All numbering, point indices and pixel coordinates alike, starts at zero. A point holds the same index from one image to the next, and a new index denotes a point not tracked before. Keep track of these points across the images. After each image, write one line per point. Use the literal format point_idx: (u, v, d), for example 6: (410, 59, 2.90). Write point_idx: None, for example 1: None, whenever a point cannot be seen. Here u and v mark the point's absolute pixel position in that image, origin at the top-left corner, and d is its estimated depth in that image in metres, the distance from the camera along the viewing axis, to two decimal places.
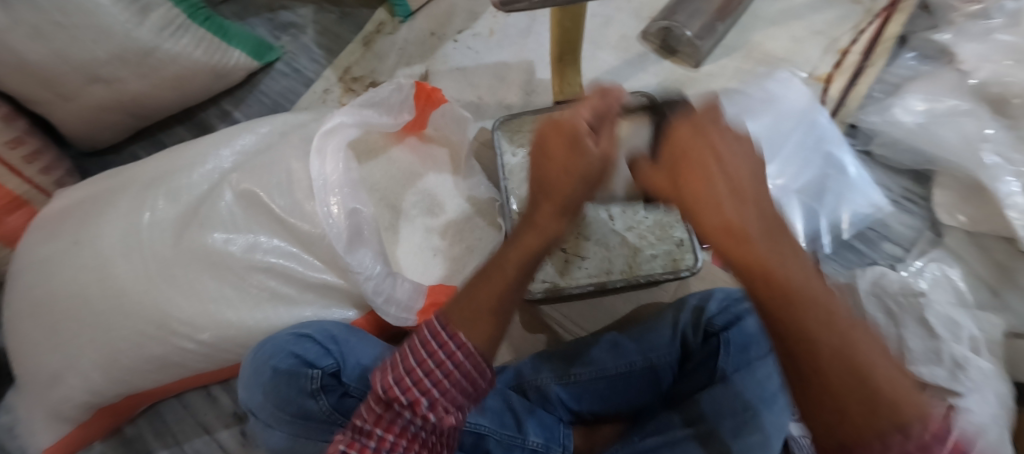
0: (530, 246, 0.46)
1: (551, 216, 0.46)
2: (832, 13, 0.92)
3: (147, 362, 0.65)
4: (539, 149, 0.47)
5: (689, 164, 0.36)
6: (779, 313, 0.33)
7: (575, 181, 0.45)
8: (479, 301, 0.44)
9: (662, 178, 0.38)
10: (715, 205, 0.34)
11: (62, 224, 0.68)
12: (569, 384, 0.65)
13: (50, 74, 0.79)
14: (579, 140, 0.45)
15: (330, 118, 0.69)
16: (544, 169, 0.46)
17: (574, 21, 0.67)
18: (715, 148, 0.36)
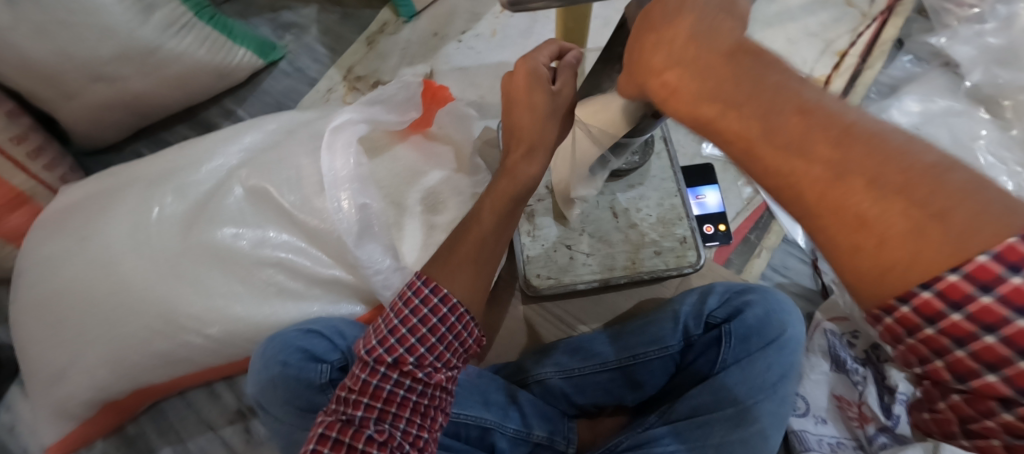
0: (508, 187, 0.54)
1: (524, 157, 0.53)
2: (827, 17, 0.94)
3: (154, 358, 0.66)
4: (508, 101, 0.54)
5: (641, 57, 0.38)
6: (752, 169, 0.33)
7: (543, 122, 0.52)
8: (460, 254, 0.52)
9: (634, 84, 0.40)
10: (670, 90, 0.36)
11: (69, 219, 0.68)
12: (571, 377, 0.66)
13: (54, 72, 0.79)
14: (538, 78, 0.51)
15: (339, 115, 0.70)
16: (512, 118, 0.53)
17: (577, 21, 0.66)
18: (658, 31, 0.37)
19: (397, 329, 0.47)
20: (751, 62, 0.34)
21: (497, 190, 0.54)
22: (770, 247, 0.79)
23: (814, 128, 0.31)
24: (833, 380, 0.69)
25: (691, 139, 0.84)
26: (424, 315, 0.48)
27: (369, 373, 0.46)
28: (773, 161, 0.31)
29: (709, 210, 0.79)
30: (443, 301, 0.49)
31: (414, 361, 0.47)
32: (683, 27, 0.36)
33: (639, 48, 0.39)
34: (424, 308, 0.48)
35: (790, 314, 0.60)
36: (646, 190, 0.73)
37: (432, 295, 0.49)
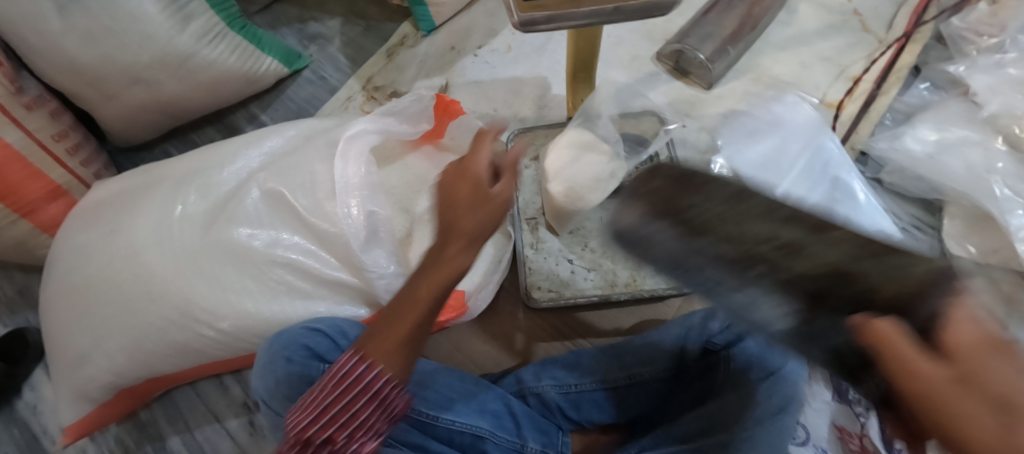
0: (446, 264, 0.46)
1: (463, 247, 0.47)
2: (840, 41, 0.89)
3: (168, 347, 0.69)
4: (450, 179, 0.51)
5: (989, 374, 0.28)
6: None
7: (482, 211, 0.48)
8: (391, 339, 0.45)
9: (924, 368, 0.29)
10: None
11: (102, 212, 0.72)
12: (569, 392, 0.67)
13: (96, 75, 0.85)
14: (479, 179, 0.50)
15: (354, 125, 0.73)
16: (452, 199, 0.49)
17: (589, 41, 0.74)
18: (977, 377, 0.28)
19: (330, 404, 0.44)
20: None
21: (436, 264, 0.46)
22: None
23: None
24: (837, 410, 0.66)
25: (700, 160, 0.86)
26: (357, 391, 0.44)
27: (301, 443, 0.44)
28: None
29: None
30: (376, 376, 0.44)
31: (345, 436, 0.44)
32: None
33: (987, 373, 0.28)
34: (357, 383, 0.44)
35: None
36: None
37: (366, 372, 0.44)
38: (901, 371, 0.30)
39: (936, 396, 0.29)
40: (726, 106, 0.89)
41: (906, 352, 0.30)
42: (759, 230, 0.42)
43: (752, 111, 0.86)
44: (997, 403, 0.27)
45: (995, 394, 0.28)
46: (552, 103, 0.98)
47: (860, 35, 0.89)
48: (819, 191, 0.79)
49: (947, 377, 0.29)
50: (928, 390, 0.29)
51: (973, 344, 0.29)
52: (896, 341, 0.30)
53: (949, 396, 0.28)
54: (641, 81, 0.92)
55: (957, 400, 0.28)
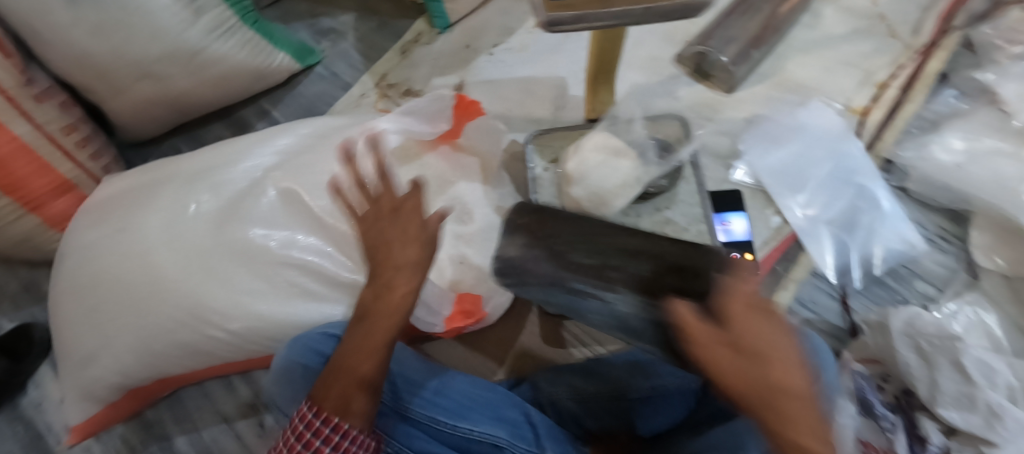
0: (389, 309, 0.49)
1: (400, 287, 0.49)
2: (865, 45, 0.87)
3: (178, 348, 0.67)
4: (382, 219, 0.53)
5: (745, 320, 0.36)
6: None
7: (416, 250, 0.50)
8: (342, 386, 0.48)
9: (700, 327, 0.37)
10: (778, 375, 0.33)
11: (112, 209, 0.71)
12: (586, 402, 0.65)
13: (105, 68, 0.83)
14: (412, 217, 0.52)
15: (377, 124, 0.73)
16: (387, 244, 0.51)
17: (612, 42, 0.72)
18: (739, 320, 0.36)
19: None
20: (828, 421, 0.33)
21: (380, 312, 0.49)
22: (797, 280, 0.77)
23: None
24: (862, 425, 0.62)
25: (719, 165, 0.83)
26: (317, 447, 0.46)
27: None
28: None
29: (736, 237, 0.77)
30: (334, 431, 0.46)
31: None
32: (788, 346, 0.35)
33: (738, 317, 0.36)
34: (316, 440, 0.46)
35: (826, 354, 0.57)
36: (673, 215, 0.72)
37: (323, 427, 0.46)
38: (693, 344, 0.37)
39: (700, 345, 0.37)
40: (748, 110, 0.86)
41: (699, 330, 0.37)
42: (609, 244, 0.60)
43: (774, 115, 0.84)
44: (758, 354, 0.34)
45: (756, 346, 0.35)
46: (570, 104, 0.94)
47: (885, 40, 0.87)
48: (841, 201, 0.78)
49: (723, 342, 0.36)
50: (707, 353, 0.36)
51: (741, 306, 0.36)
52: (688, 319, 0.37)
53: (708, 340, 0.36)
54: (660, 83, 0.90)
55: (727, 360, 0.35)
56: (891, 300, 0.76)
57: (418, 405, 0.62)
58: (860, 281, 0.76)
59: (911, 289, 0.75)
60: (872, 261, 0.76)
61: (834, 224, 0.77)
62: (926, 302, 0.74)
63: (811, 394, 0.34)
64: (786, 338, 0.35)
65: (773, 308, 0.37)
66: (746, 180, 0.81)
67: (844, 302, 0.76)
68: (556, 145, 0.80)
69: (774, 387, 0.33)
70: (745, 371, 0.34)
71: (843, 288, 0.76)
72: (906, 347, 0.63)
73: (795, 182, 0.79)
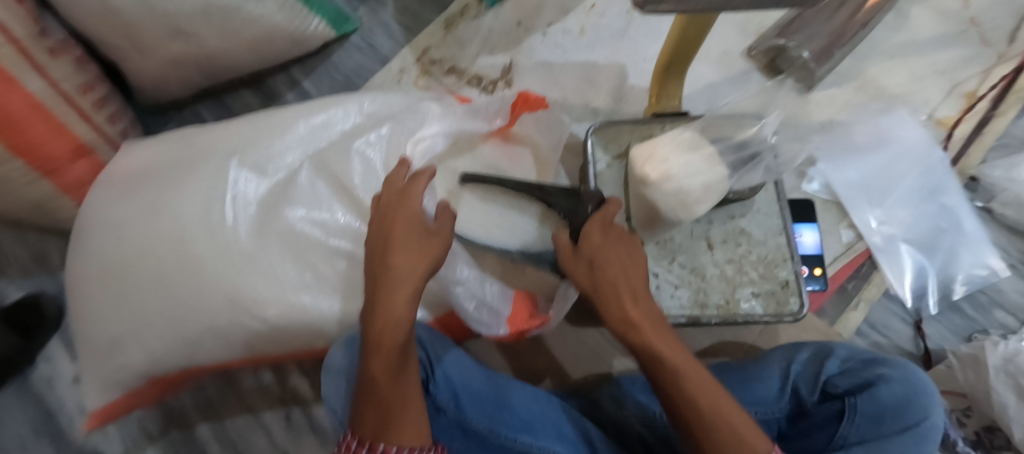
0: (388, 327, 0.48)
1: (400, 295, 0.48)
2: (955, 52, 0.81)
3: (210, 338, 0.62)
4: (380, 235, 0.52)
5: (605, 256, 0.48)
6: (662, 351, 0.44)
7: (408, 254, 0.49)
8: (371, 405, 0.49)
9: (580, 262, 0.49)
10: (620, 278, 0.47)
11: (143, 180, 0.65)
12: (654, 422, 0.60)
13: (131, 24, 0.76)
14: (410, 223, 0.51)
15: (425, 126, 0.65)
16: (387, 257, 0.49)
17: (699, 31, 0.65)
18: (606, 245, 0.48)
19: None
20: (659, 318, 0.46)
21: (381, 333, 0.48)
22: (870, 300, 0.72)
23: (690, 368, 0.44)
24: None
25: (792, 173, 0.78)
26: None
27: None
28: (667, 356, 0.44)
29: (807, 251, 0.72)
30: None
31: None
32: (626, 253, 0.48)
33: (594, 241, 0.49)
34: None
35: (935, 398, 0.49)
36: (749, 225, 0.67)
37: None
38: (573, 273, 0.50)
39: (574, 274, 0.49)
40: (826, 114, 0.80)
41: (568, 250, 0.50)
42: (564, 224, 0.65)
43: (852, 123, 0.78)
44: (600, 265, 0.47)
45: (596, 256, 0.48)
46: (629, 95, 0.91)
47: (977, 47, 0.81)
48: (924, 219, 0.73)
49: (582, 261, 0.49)
50: (575, 272, 0.49)
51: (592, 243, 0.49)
52: (563, 242, 0.51)
53: (567, 259, 0.50)
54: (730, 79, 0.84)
55: (578, 269, 0.49)
56: (969, 328, 0.71)
57: (477, 419, 0.58)
58: (937, 307, 0.72)
59: (990, 318, 0.71)
60: (952, 286, 0.71)
61: (913, 244, 0.72)
62: (1007, 334, 0.70)
63: (632, 287, 0.46)
64: (623, 255, 0.48)
65: (627, 239, 0.50)
66: (819, 192, 0.76)
67: (917, 327, 0.72)
68: (622, 140, 0.74)
69: (601, 284, 0.47)
70: (602, 275, 0.47)
71: (917, 313, 0.72)
72: (1005, 386, 0.57)
73: (875, 196, 0.74)
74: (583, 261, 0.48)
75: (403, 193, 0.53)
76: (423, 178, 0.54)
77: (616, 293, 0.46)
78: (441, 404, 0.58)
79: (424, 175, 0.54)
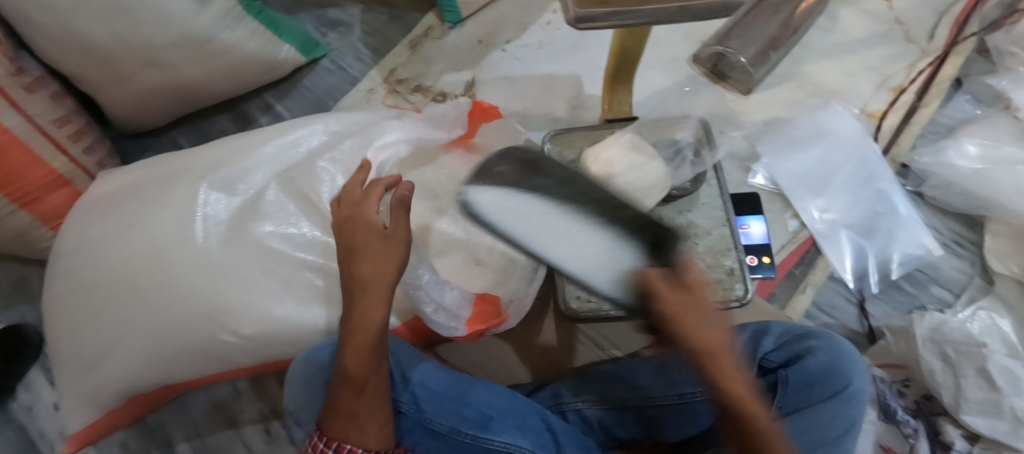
0: (363, 324, 0.52)
1: (372, 301, 0.52)
2: (885, 50, 0.88)
3: (188, 353, 0.64)
4: (346, 246, 0.55)
5: (707, 306, 0.37)
6: (772, 428, 0.35)
7: (373, 262, 0.53)
8: (341, 409, 0.52)
9: (685, 310, 0.36)
10: (719, 335, 0.37)
11: (117, 205, 0.67)
12: (609, 409, 0.65)
13: (106, 55, 0.79)
14: (374, 234, 0.54)
15: (384, 134, 0.71)
16: (354, 267, 0.53)
17: (637, 41, 0.70)
18: (700, 289, 0.37)
19: None
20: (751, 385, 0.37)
21: (355, 331, 0.52)
22: (815, 284, 0.76)
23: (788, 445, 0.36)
24: (884, 431, 0.62)
25: (738, 168, 0.82)
26: None
27: None
28: (776, 434, 0.35)
29: (754, 241, 0.77)
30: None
31: None
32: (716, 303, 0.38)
33: (693, 285, 0.37)
34: None
35: (858, 365, 0.54)
36: (696, 218, 0.72)
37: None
38: (684, 328, 0.36)
39: (681, 325, 0.36)
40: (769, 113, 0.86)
41: (676, 289, 0.36)
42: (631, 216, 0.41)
43: (794, 118, 0.84)
44: (710, 319, 0.37)
45: (704, 308, 0.37)
46: (587, 103, 0.96)
47: (903, 45, 0.88)
48: (861, 205, 0.78)
49: (688, 306, 0.36)
50: (681, 328, 0.36)
51: (695, 294, 0.36)
52: (662, 287, 0.36)
53: (667, 301, 0.36)
54: (680, 83, 0.90)
55: (687, 317, 0.36)
56: (909, 304, 0.75)
57: (439, 416, 0.62)
58: (878, 286, 0.76)
59: (928, 294, 0.75)
60: (890, 266, 0.76)
61: (853, 229, 0.77)
62: (943, 307, 0.74)
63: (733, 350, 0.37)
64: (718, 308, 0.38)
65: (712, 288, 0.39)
66: (764, 184, 0.81)
67: (861, 307, 0.76)
68: (576, 146, 0.79)
69: (715, 348, 0.36)
70: (708, 331, 0.36)
71: (860, 293, 0.76)
72: (931, 353, 0.62)
73: (816, 186, 0.79)
74: (689, 307, 0.36)
75: (361, 202, 0.57)
76: (379, 186, 0.58)
77: (725, 355, 0.36)
78: (404, 404, 0.62)
79: (379, 186, 0.58)
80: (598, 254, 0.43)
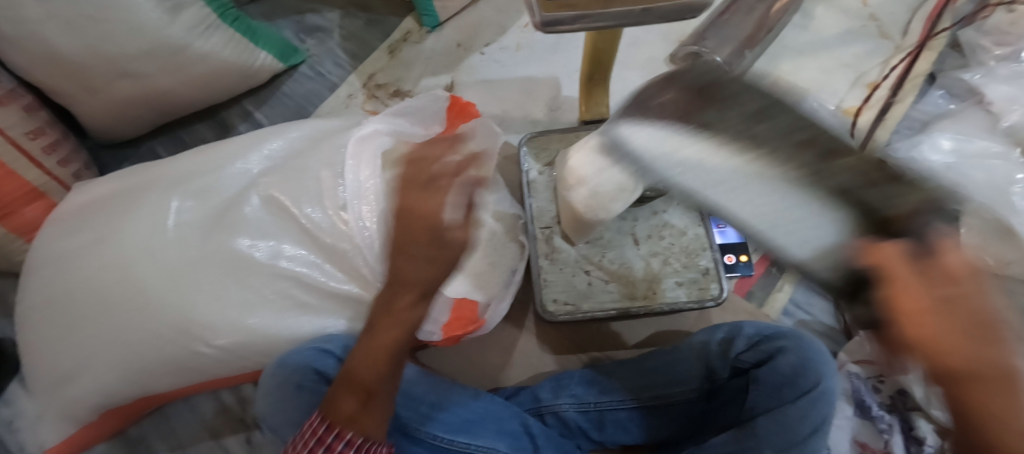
0: (401, 319, 0.51)
1: (416, 300, 0.51)
2: (860, 47, 0.89)
3: (161, 365, 0.64)
4: (400, 238, 0.49)
5: (957, 300, 0.30)
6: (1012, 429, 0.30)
7: (427, 262, 0.48)
8: (354, 391, 0.51)
9: (923, 308, 0.30)
10: (973, 332, 0.30)
11: (89, 217, 0.67)
12: (588, 411, 0.65)
13: (77, 67, 0.78)
14: (439, 229, 0.48)
15: (366, 125, 0.69)
16: (409, 269, 0.49)
17: (609, 43, 0.70)
18: (952, 278, 0.30)
19: None
20: (1015, 389, 0.30)
21: (392, 322, 0.51)
22: (792, 281, 0.77)
23: None
24: (859, 426, 0.63)
25: None
26: None
27: None
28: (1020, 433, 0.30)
29: (731, 239, 0.78)
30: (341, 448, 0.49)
31: None
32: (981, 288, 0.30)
33: (938, 276, 0.30)
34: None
35: (827, 364, 0.55)
36: (671, 219, 0.74)
37: (337, 443, 0.49)
38: (908, 324, 0.30)
39: (908, 326, 0.30)
40: None
41: (913, 277, 0.30)
42: (794, 137, 0.37)
43: None
44: (960, 313, 0.30)
45: (954, 303, 0.30)
46: (565, 104, 0.96)
47: (877, 41, 0.89)
48: None
49: (927, 303, 0.30)
50: (915, 327, 0.30)
51: (952, 287, 0.30)
52: (890, 279, 0.30)
53: (903, 300, 0.30)
54: None
55: (921, 317, 0.30)
56: None
57: (415, 421, 0.61)
58: None
59: None
60: None
61: None
62: None
63: (1003, 350, 0.30)
64: (989, 297, 0.30)
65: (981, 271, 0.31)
66: None
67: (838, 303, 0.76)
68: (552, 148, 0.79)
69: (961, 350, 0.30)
70: (957, 332, 0.29)
71: None
72: None
73: None
74: (926, 305, 0.30)
75: (432, 186, 0.49)
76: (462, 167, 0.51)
77: (979, 356, 0.30)
78: None
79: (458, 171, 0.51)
80: (811, 221, 0.37)
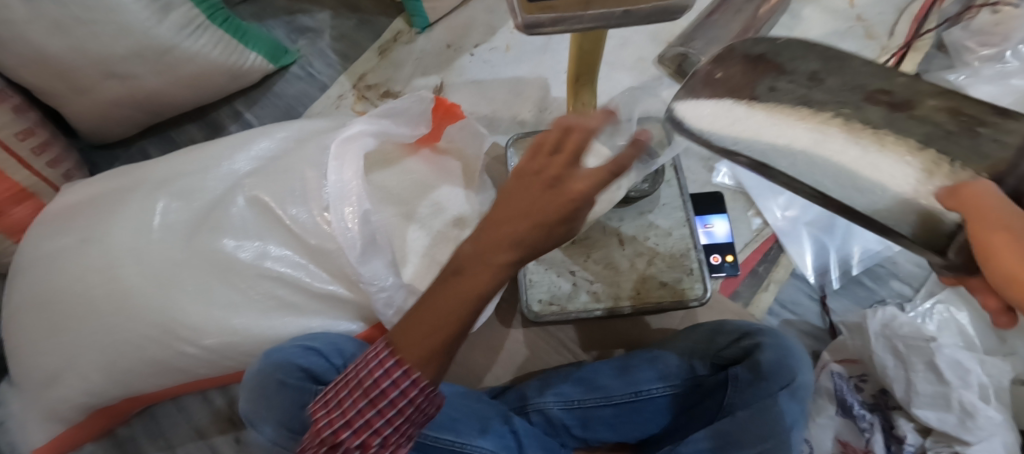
0: (491, 251, 0.37)
1: (510, 247, 0.37)
2: (847, 47, 0.89)
3: (147, 365, 0.64)
4: (525, 172, 0.39)
5: None
6: None
7: (536, 204, 0.37)
8: (419, 321, 0.41)
9: (1007, 243, 0.31)
10: None
11: (76, 218, 0.68)
12: (573, 408, 0.65)
13: (65, 68, 0.79)
14: (566, 167, 0.38)
15: (351, 126, 0.68)
16: (518, 205, 0.38)
17: (594, 43, 0.71)
18: None
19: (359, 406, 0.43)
20: None
21: (482, 255, 0.38)
22: (779, 281, 0.77)
23: None
24: (841, 425, 0.64)
25: (702, 167, 0.83)
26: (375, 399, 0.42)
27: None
28: None
29: (717, 240, 0.78)
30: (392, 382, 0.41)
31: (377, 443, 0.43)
32: None
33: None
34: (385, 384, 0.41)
35: (802, 361, 0.56)
36: (656, 219, 0.74)
37: (395, 368, 0.41)
38: (991, 262, 0.32)
39: (988, 260, 0.32)
40: None
41: (1000, 210, 0.32)
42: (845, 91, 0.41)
43: None
44: None
45: None
46: (553, 105, 0.96)
47: (864, 41, 0.90)
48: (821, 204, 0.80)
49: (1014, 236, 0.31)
50: (1006, 258, 0.31)
51: None
52: (983, 212, 0.32)
53: (989, 233, 0.32)
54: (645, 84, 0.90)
55: (1005, 250, 0.31)
56: (870, 299, 0.76)
57: None
58: (839, 281, 0.77)
59: (887, 288, 0.76)
60: (851, 262, 0.77)
61: (814, 226, 0.79)
62: (903, 301, 0.75)
63: None
64: None
65: None
66: (727, 182, 0.82)
67: (824, 302, 0.76)
68: None
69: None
70: None
71: (822, 289, 0.77)
72: (883, 348, 0.63)
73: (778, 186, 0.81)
74: (1011, 241, 0.31)
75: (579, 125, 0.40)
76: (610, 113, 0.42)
77: None
78: None
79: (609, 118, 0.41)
80: (893, 163, 0.38)
